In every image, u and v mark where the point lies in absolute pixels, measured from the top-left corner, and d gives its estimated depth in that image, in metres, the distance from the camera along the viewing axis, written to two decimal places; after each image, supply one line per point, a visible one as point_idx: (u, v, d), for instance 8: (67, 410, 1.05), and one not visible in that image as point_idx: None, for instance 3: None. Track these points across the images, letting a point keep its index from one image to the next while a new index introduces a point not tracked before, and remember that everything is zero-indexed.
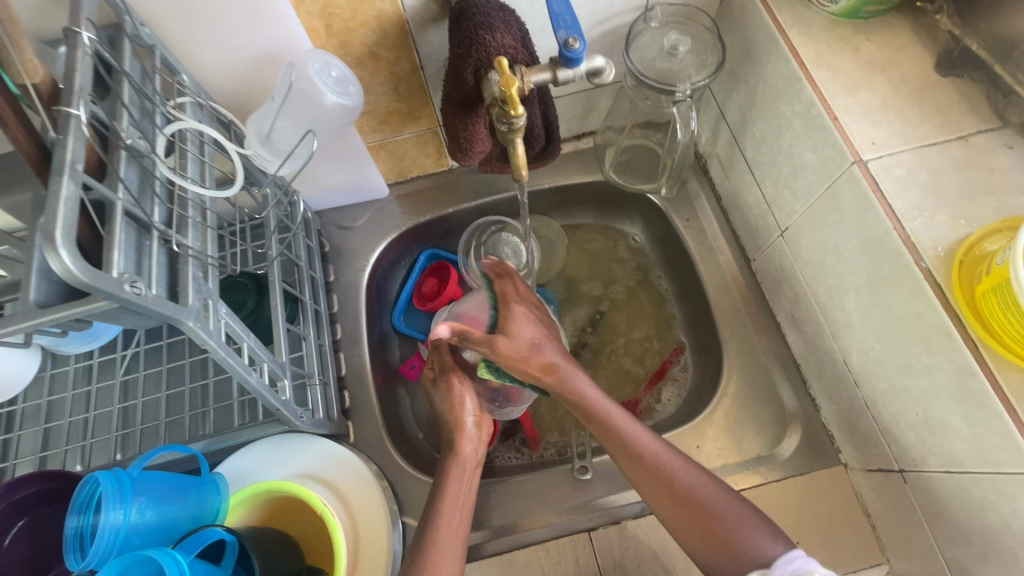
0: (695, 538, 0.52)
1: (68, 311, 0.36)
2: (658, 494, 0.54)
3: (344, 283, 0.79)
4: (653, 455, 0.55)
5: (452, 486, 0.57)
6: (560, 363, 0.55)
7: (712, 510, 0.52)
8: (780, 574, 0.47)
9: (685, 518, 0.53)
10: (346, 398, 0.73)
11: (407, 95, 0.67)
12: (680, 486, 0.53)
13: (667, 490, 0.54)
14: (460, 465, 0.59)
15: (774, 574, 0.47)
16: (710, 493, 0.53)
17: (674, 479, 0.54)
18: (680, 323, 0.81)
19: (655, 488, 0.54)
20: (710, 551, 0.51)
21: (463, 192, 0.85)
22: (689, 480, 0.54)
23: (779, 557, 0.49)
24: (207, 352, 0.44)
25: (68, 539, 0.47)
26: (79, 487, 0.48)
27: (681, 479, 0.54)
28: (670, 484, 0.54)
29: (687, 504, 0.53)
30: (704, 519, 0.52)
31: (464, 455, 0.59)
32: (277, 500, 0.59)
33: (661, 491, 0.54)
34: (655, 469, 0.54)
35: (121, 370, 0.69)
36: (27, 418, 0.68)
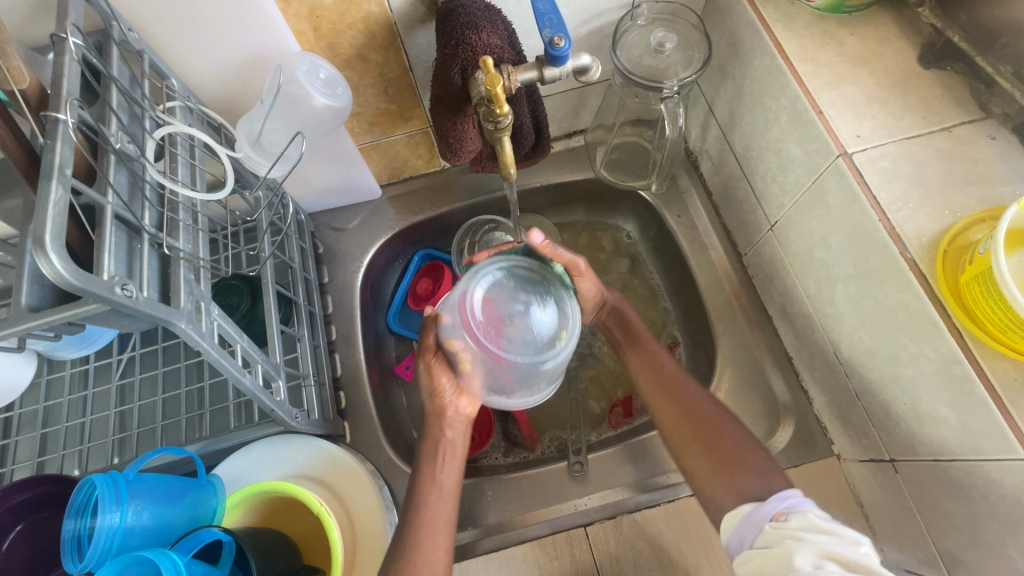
0: (696, 452, 0.55)
1: (59, 315, 0.36)
2: (669, 410, 0.59)
3: (339, 284, 0.79)
4: (671, 375, 0.60)
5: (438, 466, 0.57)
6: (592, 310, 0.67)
7: (727, 436, 0.55)
8: (774, 508, 0.47)
9: (686, 436, 0.57)
10: (342, 398, 0.73)
11: (397, 96, 0.67)
12: (687, 398, 0.58)
13: (676, 403, 0.59)
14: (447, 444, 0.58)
15: (765, 507, 0.47)
16: (735, 434, 0.55)
17: (683, 388, 0.59)
18: (673, 318, 0.82)
19: (667, 405, 0.59)
20: (710, 466, 0.54)
21: (456, 192, 0.85)
22: (698, 402, 0.58)
23: (775, 494, 0.49)
24: (200, 354, 0.44)
25: (67, 542, 0.47)
26: (75, 490, 0.48)
27: (692, 395, 0.59)
28: (680, 399, 0.59)
29: (693, 420, 0.57)
30: (709, 436, 0.55)
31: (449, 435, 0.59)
32: (273, 500, 0.59)
33: (671, 408, 0.59)
34: (668, 381, 0.60)
35: (117, 374, 0.69)
36: (24, 424, 0.68)
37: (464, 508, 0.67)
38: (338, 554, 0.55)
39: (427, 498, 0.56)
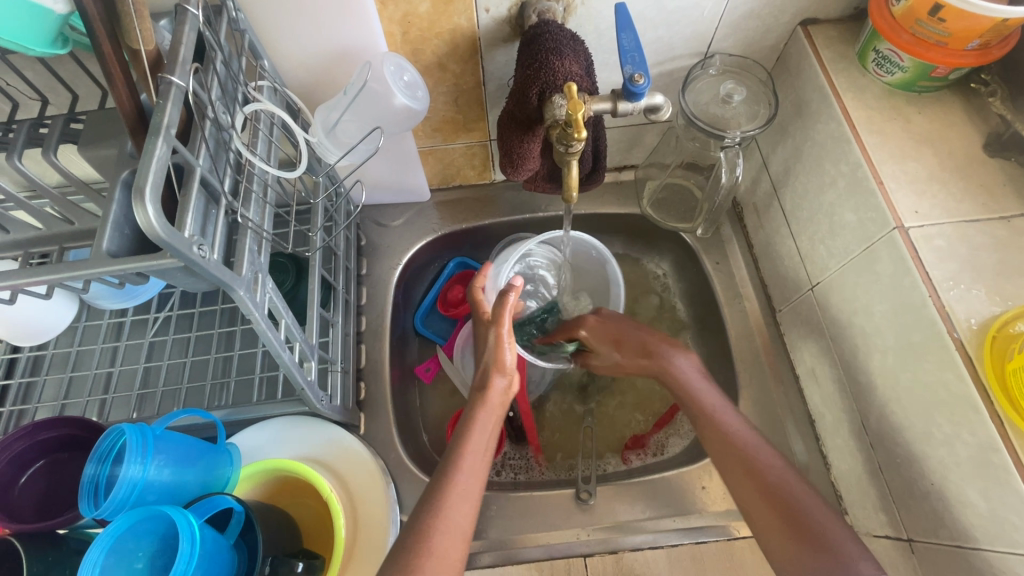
0: (780, 531, 0.52)
1: (134, 264, 0.38)
2: (744, 481, 0.55)
3: (375, 278, 0.82)
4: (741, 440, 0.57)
5: (476, 434, 0.56)
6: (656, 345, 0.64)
7: (822, 527, 0.50)
8: None
9: (779, 532, 0.51)
10: (362, 389, 0.74)
11: (465, 106, 0.70)
12: (761, 471, 0.54)
13: (754, 478, 0.54)
14: (488, 412, 0.57)
15: None
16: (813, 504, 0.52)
17: (758, 456, 0.55)
18: (697, 362, 0.82)
19: (748, 481, 0.55)
20: (798, 548, 0.50)
21: (501, 206, 0.87)
22: (776, 475, 0.54)
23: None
24: (250, 323, 0.45)
25: (85, 484, 0.48)
26: (103, 436, 0.49)
27: (767, 467, 0.55)
28: (753, 470, 0.55)
29: (774, 496, 0.53)
30: (789, 513, 0.52)
31: (492, 405, 0.57)
32: (284, 479, 0.60)
33: (749, 479, 0.55)
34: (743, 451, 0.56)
35: (151, 331, 0.71)
36: (54, 365, 0.71)
37: None
38: (341, 544, 0.55)
39: (435, 519, 0.50)
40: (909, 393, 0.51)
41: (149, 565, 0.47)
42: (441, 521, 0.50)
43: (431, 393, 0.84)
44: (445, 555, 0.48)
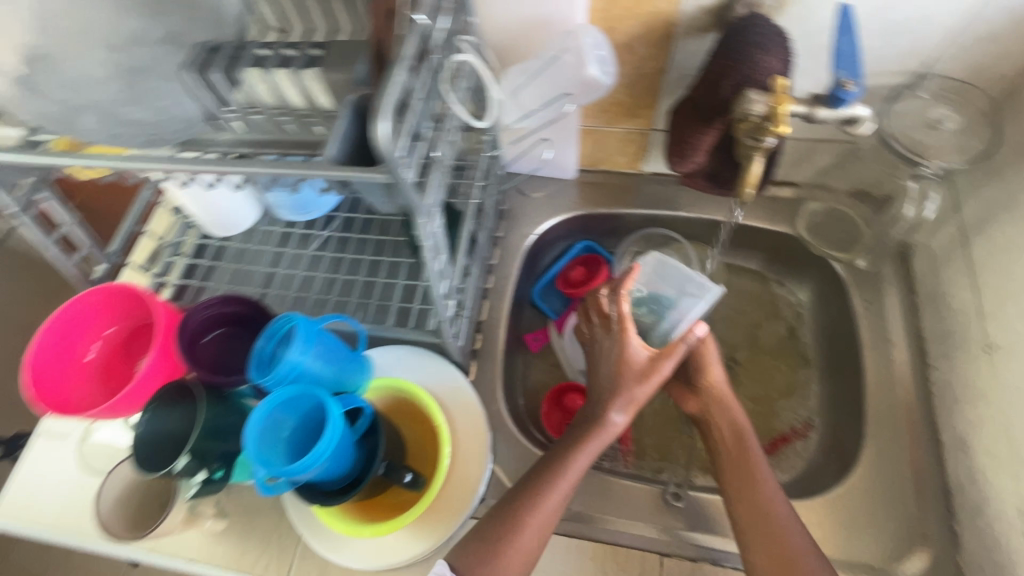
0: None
1: (352, 172, 0.44)
2: (750, 522, 0.59)
3: (508, 241, 0.86)
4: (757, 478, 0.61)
5: (583, 455, 0.62)
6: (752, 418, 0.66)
7: None
8: None
9: None
10: (478, 340, 0.79)
11: (639, 92, 0.70)
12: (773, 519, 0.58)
13: (762, 522, 0.58)
14: (600, 440, 0.62)
15: None
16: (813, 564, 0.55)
17: (766, 502, 0.59)
18: (819, 399, 0.78)
19: (754, 525, 0.59)
20: None
21: (642, 198, 0.87)
22: (786, 528, 0.57)
23: None
24: (420, 248, 0.50)
25: (257, 352, 0.57)
26: (276, 319, 0.58)
27: (778, 517, 0.58)
28: (763, 512, 0.59)
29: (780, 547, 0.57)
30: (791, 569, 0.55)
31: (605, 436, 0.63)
32: (401, 402, 0.66)
33: (753, 520, 0.59)
34: (756, 493, 0.60)
35: (314, 245, 0.80)
36: (232, 256, 0.82)
37: None
38: (443, 473, 0.60)
39: (527, 515, 0.58)
40: None
41: (292, 435, 0.55)
42: (531, 515, 0.58)
43: (536, 363, 0.87)
44: (525, 549, 0.57)
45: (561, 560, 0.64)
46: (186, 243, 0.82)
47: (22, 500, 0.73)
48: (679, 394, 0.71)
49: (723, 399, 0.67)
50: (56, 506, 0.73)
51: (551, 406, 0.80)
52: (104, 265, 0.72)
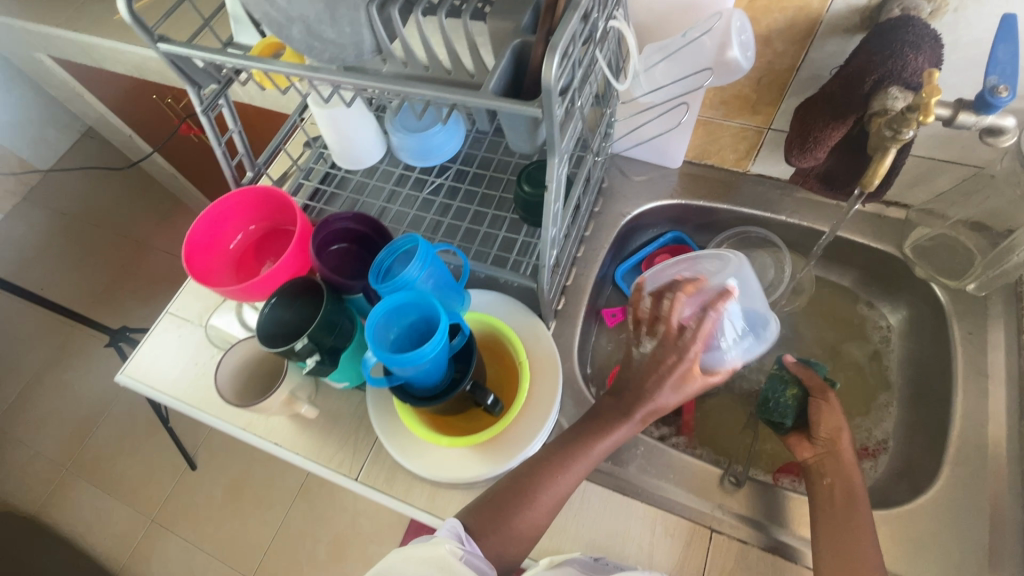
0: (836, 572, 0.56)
1: (509, 104, 0.49)
2: (831, 523, 0.60)
3: (604, 217, 0.89)
4: (854, 491, 0.61)
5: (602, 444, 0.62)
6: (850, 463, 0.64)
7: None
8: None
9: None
10: (562, 302, 0.83)
11: (765, 87, 0.72)
12: (856, 524, 0.58)
13: (841, 523, 0.59)
14: (624, 429, 0.63)
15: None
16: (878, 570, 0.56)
17: (854, 508, 0.60)
18: (896, 425, 0.76)
19: (833, 525, 0.59)
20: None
21: (742, 196, 0.88)
22: (866, 534, 0.58)
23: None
24: (548, 187, 0.55)
25: (381, 258, 0.64)
26: (401, 238, 0.65)
27: (860, 524, 0.58)
28: (851, 516, 0.60)
29: (849, 547, 0.57)
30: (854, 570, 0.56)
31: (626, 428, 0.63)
32: (497, 341, 0.71)
33: (833, 521, 0.60)
34: (847, 500, 0.61)
35: (428, 189, 0.87)
36: (353, 187, 0.91)
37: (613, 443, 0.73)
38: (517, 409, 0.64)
39: (538, 489, 0.60)
40: None
41: (397, 338, 0.61)
42: (545, 489, 0.60)
43: (609, 336, 0.90)
44: (533, 521, 0.59)
45: (613, 512, 0.67)
46: (315, 170, 0.92)
47: (145, 364, 0.85)
48: (794, 442, 0.69)
49: (842, 450, 0.64)
50: (173, 376, 0.83)
51: None
52: (251, 174, 0.81)
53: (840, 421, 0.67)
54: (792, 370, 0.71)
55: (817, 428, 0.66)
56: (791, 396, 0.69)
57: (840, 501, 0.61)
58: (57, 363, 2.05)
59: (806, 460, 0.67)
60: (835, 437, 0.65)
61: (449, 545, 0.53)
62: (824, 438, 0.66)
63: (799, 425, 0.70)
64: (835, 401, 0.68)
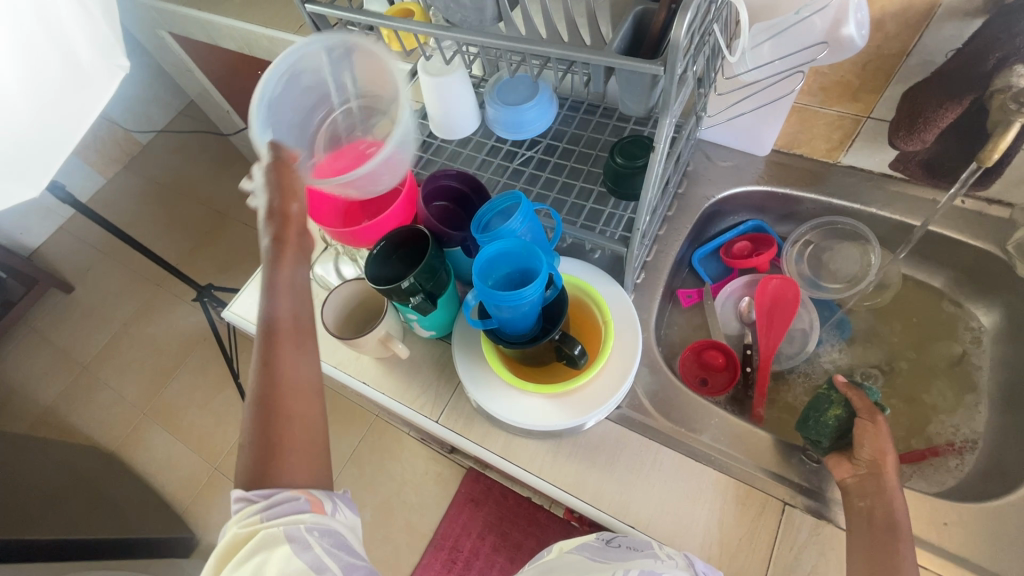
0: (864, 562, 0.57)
1: (632, 63, 0.52)
2: (863, 521, 0.60)
3: (687, 199, 0.91)
4: (892, 501, 0.59)
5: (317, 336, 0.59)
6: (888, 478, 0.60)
7: None
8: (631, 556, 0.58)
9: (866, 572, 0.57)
10: (642, 276, 0.85)
11: (870, 73, 0.72)
12: (893, 526, 0.58)
13: (882, 517, 0.59)
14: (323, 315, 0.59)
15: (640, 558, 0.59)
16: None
17: (894, 514, 0.59)
18: (983, 428, 0.75)
19: (862, 521, 0.60)
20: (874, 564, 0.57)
21: (832, 187, 0.87)
22: (903, 536, 0.57)
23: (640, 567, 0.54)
24: (654, 147, 0.58)
25: (481, 213, 0.70)
26: (503, 195, 0.69)
27: (898, 526, 0.58)
28: (888, 515, 0.59)
29: (883, 542, 0.57)
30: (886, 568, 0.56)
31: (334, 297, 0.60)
32: (585, 308, 0.75)
33: (873, 516, 0.59)
34: (885, 509, 0.59)
35: (519, 160, 0.91)
36: (448, 156, 0.96)
37: (688, 413, 0.74)
38: (580, 380, 0.68)
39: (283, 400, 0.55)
40: None
41: (495, 286, 0.65)
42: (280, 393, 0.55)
43: (683, 317, 0.92)
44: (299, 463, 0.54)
45: (685, 476, 0.69)
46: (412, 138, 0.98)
47: (248, 304, 0.92)
48: (833, 462, 0.65)
49: (887, 474, 0.61)
50: None
51: (692, 360, 0.85)
52: None
53: (886, 445, 0.63)
54: (840, 390, 0.68)
55: (860, 448, 0.63)
56: (834, 415, 0.66)
57: (880, 529, 0.58)
58: (142, 315, 2.23)
59: (845, 481, 0.63)
60: (879, 460, 0.62)
61: (241, 523, 0.50)
62: (867, 459, 0.62)
63: (839, 446, 0.66)
64: (884, 427, 0.64)
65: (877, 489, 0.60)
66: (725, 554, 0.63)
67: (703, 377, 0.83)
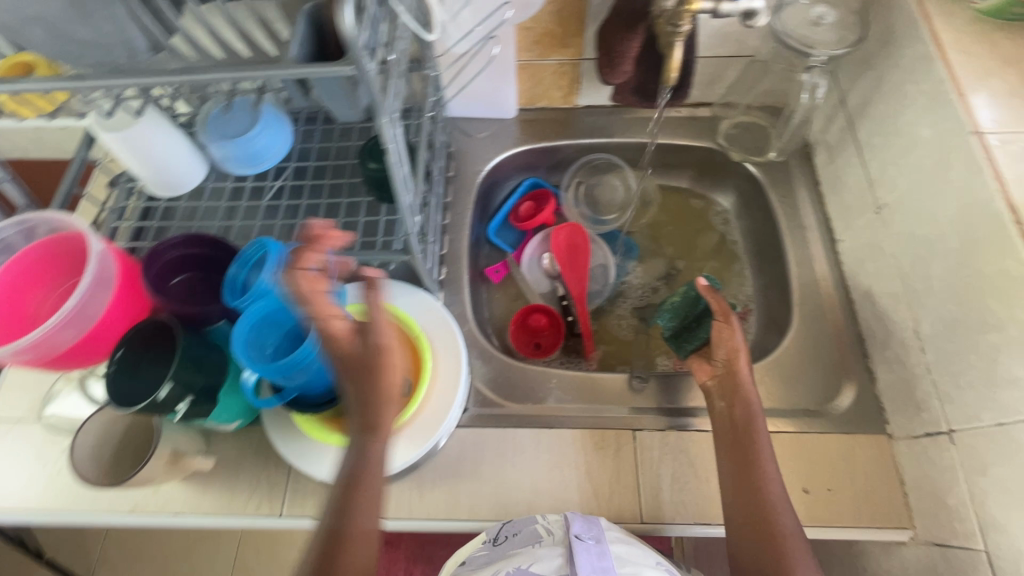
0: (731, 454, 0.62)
1: (316, 69, 0.46)
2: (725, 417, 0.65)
3: (460, 180, 0.89)
4: (746, 391, 0.65)
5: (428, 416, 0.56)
6: (741, 373, 0.65)
7: (762, 457, 0.61)
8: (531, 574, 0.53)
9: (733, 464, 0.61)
10: (443, 271, 0.83)
11: (565, 18, 0.80)
12: (750, 415, 0.63)
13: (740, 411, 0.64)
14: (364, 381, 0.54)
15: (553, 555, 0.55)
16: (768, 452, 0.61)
17: (749, 403, 0.64)
18: (752, 292, 0.88)
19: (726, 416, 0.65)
20: (737, 450, 0.62)
21: (579, 129, 0.93)
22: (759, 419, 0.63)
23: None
24: (385, 151, 0.53)
25: (230, 277, 0.58)
26: (248, 245, 0.59)
27: (751, 411, 0.64)
28: (744, 406, 0.64)
29: (743, 430, 0.63)
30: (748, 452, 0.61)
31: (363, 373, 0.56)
32: (389, 329, 0.69)
33: (733, 412, 0.64)
34: (741, 398, 0.65)
35: (268, 196, 0.80)
36: (184, 215, 0.81)
37: (529, 386, 0.76)
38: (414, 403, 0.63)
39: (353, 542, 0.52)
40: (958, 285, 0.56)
41: (276, 351, 0.56)
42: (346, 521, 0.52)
43: (498, 293, 0.92)
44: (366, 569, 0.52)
45: (545, 448, 0.69)
46: (130, 207, 0.81)
47: None
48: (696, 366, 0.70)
49: (739, 370, 0.65)
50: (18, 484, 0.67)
51: (519, 332, 0.86)
52: None
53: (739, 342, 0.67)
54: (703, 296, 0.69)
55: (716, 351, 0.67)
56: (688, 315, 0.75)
57: (740, 425, 0.63)
58: None
59: (707, 383, 0.68)
60: (733, 360, 0.66)
61: None
62: (722, 359, 0.67)
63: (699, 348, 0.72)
64: (737, 323, 0.67)
65: (730, 387, 0.66)
66: (601, 499, 0.66)
67: (535, 342, 0.86)
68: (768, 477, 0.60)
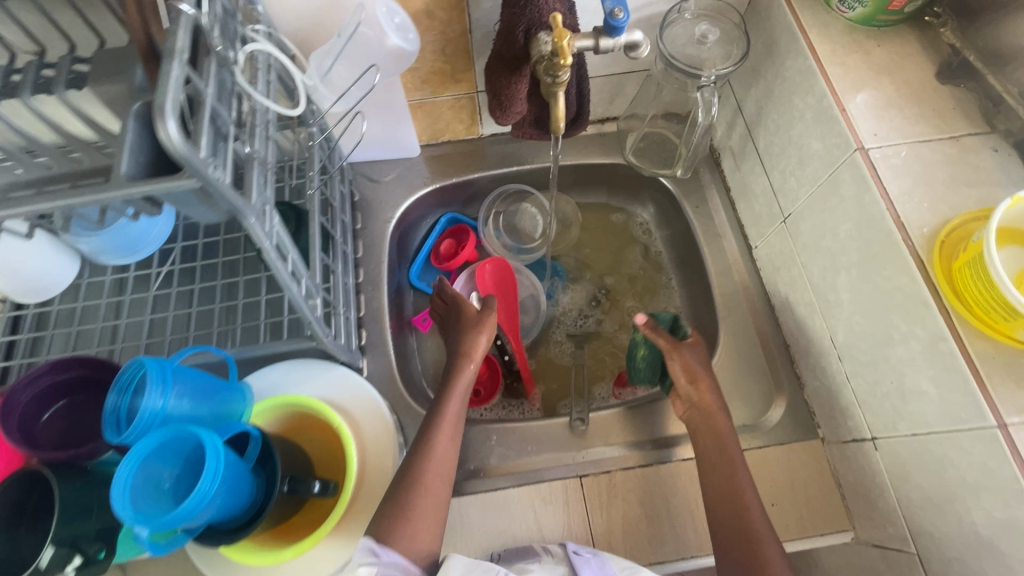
0: (711, 473, 0.62)
1: (154, 185, 0.40)
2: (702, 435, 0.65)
3: (370, 232, 0.84)
4: (711, 407, 0.66)
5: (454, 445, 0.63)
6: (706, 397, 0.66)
7: (738, 474, 0.61)
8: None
9: (716, 483, 0.61)
10: (364, 334, 0.78)
11: (452, 56, 0.74)
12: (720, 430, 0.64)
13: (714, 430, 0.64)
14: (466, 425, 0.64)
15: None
16: (741, 467, 0.62)
17: (718, 420, 0.65)
18: (681, 302, 0.88)
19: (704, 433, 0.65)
20: (717, 468, 0.62)
21: (488, 159, 0.90)
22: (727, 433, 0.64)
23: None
24: (260, 252, 0.47)
25: (109, 411, 0.50)
26: (123, 369, 0.50)
27: (720, 426, 0.65)
28: (713, 422, 0.65)
29: (719, 448, 0.63)
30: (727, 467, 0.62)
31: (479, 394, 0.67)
32: (307, 418, 0.64)
33: (705, 431, 0.65)
34: (707, 413, 0.66)
35: (155, 285, 0.72)
36: (60, 320, 0.72)
37: (469, 445, 0.73)
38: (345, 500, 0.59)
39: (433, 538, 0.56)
40: (863, 298, 0.57)
41: (174, 483, 0.50)
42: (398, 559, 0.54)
43: (429, 341, 0.88)
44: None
45: (493, 512, 0.67)
46: None
47: None
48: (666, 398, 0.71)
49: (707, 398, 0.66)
50: None
51: None
52: None
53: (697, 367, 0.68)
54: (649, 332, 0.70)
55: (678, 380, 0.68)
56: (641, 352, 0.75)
57: (718, 440, 0.64)
58: None
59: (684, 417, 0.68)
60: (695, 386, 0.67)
61: None
62: (687, 390, 0.67)
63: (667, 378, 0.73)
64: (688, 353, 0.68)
65: (699, 406, 0.66)
66: None
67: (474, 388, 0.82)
68: (746, 488, 0.60)
